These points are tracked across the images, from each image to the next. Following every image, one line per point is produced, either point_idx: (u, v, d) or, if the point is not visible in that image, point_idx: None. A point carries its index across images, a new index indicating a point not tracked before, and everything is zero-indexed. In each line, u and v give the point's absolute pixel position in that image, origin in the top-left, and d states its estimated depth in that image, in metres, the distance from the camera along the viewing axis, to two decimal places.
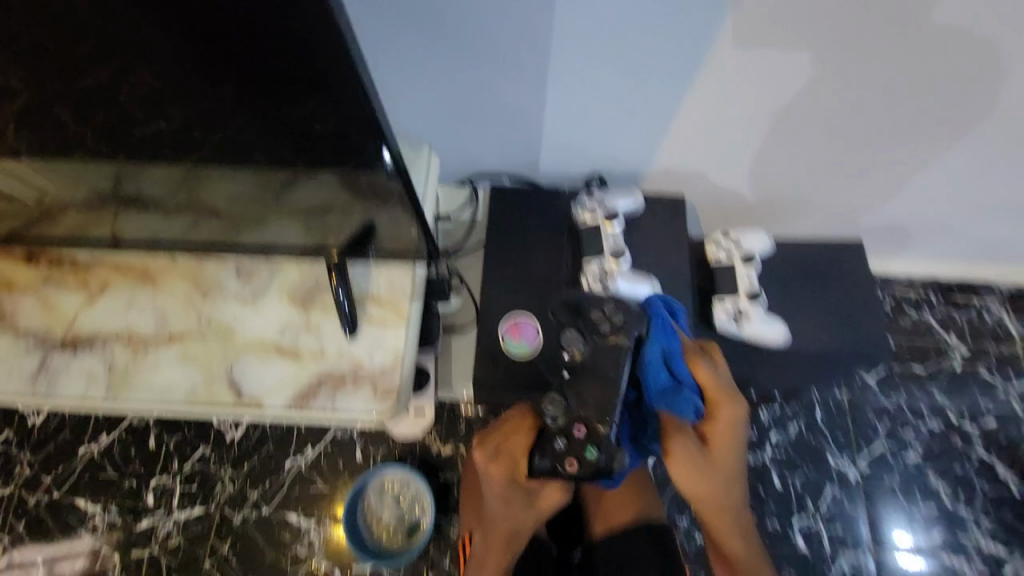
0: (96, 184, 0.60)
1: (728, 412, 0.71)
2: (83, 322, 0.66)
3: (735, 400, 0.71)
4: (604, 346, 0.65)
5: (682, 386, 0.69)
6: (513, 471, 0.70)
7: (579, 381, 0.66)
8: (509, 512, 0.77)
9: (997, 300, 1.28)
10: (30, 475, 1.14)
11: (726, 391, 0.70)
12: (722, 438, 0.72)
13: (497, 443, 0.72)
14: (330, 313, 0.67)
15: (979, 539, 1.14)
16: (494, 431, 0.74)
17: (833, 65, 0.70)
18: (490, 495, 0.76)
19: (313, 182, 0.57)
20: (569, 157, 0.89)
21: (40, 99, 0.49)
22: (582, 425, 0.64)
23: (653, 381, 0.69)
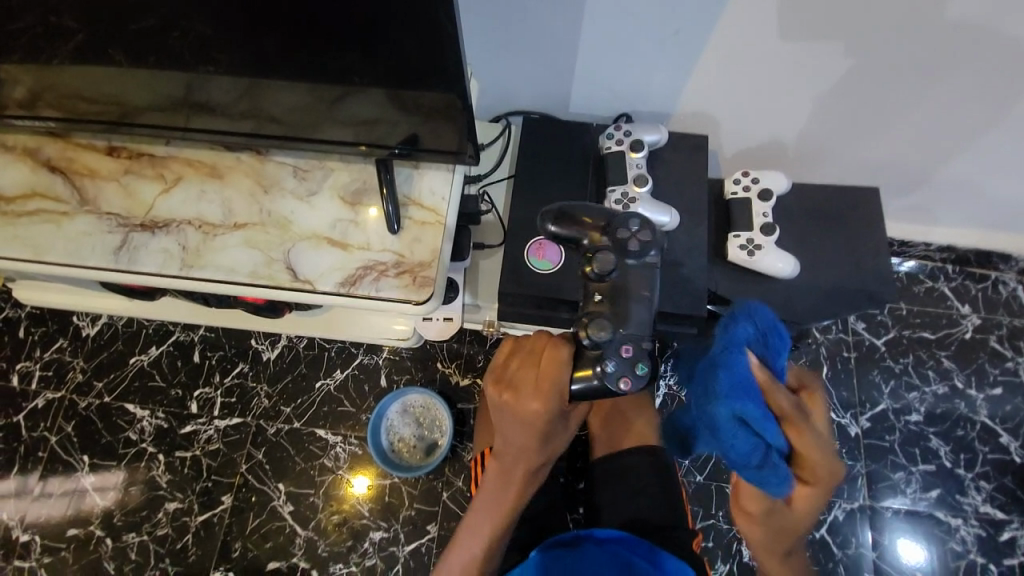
0: (172, 89, 0.68)
1: (833, 470, 0.58)
2: (160, 208, 0.76)
3: (828, 442, 0.60)
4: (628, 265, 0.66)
5: (780, 444, 0.55)
6: (548, 404, 0.65)
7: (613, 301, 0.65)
8: (535, 446, 0.71)
9: (1015, 274, 1.28)
10: (85, 380, 1.25)
11: (829, 448, 0.57)
12: (809, 506, 0.61)
13: (526, 375, 0.67)
14: (376, 213, 0.75)
15: (977, 501, 1.16)
16: (520, 359, 0.68)
17: (850, 18, 0.72)
18: (514, 424, 0.69)
19: (363, 95, 0.64)
20: (597, 98, 0.94)
21: (133, 1, 0.55)
22: (630, 344, 0.62)
23: (749, 443, 0.54)
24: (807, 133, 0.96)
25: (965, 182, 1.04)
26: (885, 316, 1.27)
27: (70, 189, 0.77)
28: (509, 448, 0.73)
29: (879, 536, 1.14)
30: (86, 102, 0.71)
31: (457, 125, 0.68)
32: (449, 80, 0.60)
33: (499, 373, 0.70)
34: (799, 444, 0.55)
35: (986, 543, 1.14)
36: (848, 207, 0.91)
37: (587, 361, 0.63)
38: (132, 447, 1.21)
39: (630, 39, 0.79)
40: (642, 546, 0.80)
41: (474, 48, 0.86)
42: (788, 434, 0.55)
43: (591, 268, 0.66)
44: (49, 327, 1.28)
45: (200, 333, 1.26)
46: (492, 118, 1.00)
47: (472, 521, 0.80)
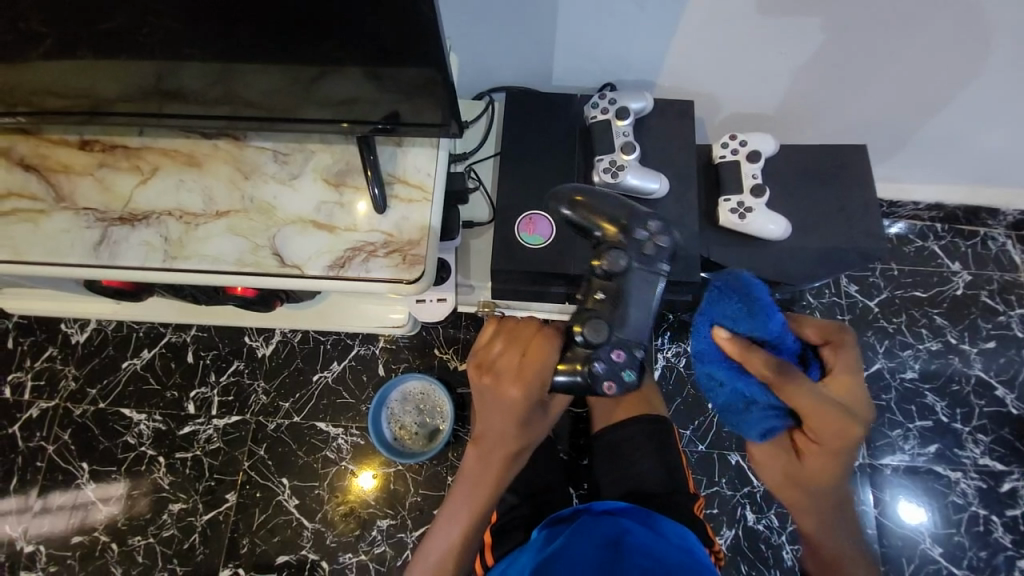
0: (142, 78, 0.66)
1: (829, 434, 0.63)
2: (139, 200, 0.74)
3: (837, 409, 0.62)
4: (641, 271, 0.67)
5: (756, 405, 0.67)
6: (527, 390, 0.64)
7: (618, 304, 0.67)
8: (513, 435, 0.70)
9: (1004, 229, 1.29)
10: (78, 387, 1.23)
11: (834, 412, 0.61)
12: (823, 463, 0.66)
13: (508, 361, 0.66)
14: (361, 193, 0.74)
15: (976, 454, 1.18)
16: (501, 347, 0.67)
17: None
18: (486, 405, 0.69)
19: (341, 73, 0.63)
20: (580, 69, 0.92)
21: None
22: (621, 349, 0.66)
23: (735, 395, 0.68)
24: (793, 94, 0.95)
25: (953, 137, 1.03)
26: (878, 277, 1.28)
27: (44, 187, 0.75)
28: (487, 436, 0.71)
29: (880, 493, 1.15)
30: (53, 95, 0.69)
31: (439, 100, 0.66)
32: (425, 52, 0.58)
33: (481, 358, 0.70)
34: (794, 404, 0.63)
35: (987, 494, 1.16)
36: (837, 166, 0.91)
37: (577, 358, 0.65)
38: (132, 451, 1.20)
39: (609, 6, 0.77)
40: (640, 511, 0.82)
41: (451, 23, 0.83)
42: (781, 398, 0.64)
43: (602, 265, 0.68)
44: (37, 337, 1.26)
45: (192, 333, 1.24)
46: (474, 95, 0.99)
47: (449, 510, 0.77)
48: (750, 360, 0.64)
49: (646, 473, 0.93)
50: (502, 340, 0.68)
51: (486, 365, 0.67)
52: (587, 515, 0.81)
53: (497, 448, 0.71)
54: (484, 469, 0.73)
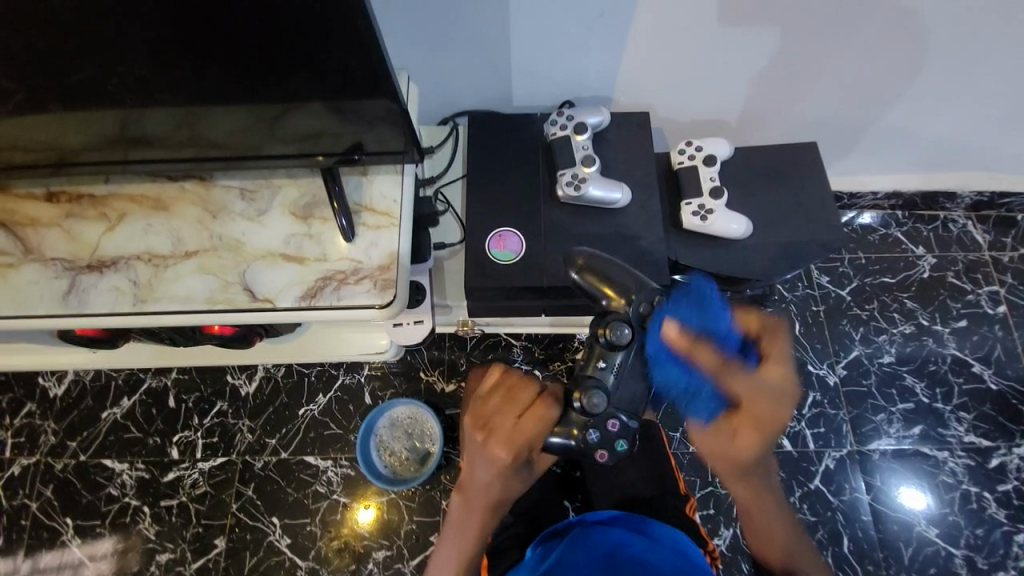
0: (105, 127, 0.67)
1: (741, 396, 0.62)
2: (107, 247, 0.75)
3: (775, 391, 0.62)
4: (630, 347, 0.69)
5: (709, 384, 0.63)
6: (516, 450, 0.65)
7: (616, 372, 0.69)
8: (500, 493, 0.69)
9: (962, 211, 1.34)
10: (58, 441, 1.20)
11: (769, 396, 0.62)
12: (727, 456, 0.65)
13: (502, 420, 0.65)
14: (329, 224, 0.75)
15: (961, 432, 1.20)
16: (494, 402, 0.67)
17: None
18: (475, 462, 0.68)
19: (302, 109, 0.65)
20: (539, 90, 0.95)
21: (50, 39, 0.55)
22: (615, 418, 0.68)
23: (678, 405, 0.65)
24: (744, 100, 0.99)
25: (901, 129, 1.08)
26: (847, 267, 1.31)
27: (12, 240, 0.75)
28: (470, 489, 0.70)
29: (872, 479, 1.17)
30: (17, 150, 0.70)
31: (400, 129, 0.68)
32: (381, 83, 0.61)
33: (475, 412, 0.68)
34: (734, 390, 0.62)
35: (976, 470, 1.18)
36: (791, 164, 0.95)
37: (574, 423, 0.67)
38: (115, 503, 1.16)
39: (559, 28, 0.81)
40: (629, 519, 0.82)
41: (410, 54, 0.86)
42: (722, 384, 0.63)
43: (608, 338, 0.68)
44: (14, 393, 1.23)
45: (172, 377, 1.23)
46: (439, 121, 1.01)
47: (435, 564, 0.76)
48: (705, 352, 0.63)
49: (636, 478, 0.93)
50: (497, 395, 0.68)
51: (479, 419, 0.67)
52: (581, 526, 0.81)
53: (482, 503, 0.70)
54: (467, 522, 0.72)
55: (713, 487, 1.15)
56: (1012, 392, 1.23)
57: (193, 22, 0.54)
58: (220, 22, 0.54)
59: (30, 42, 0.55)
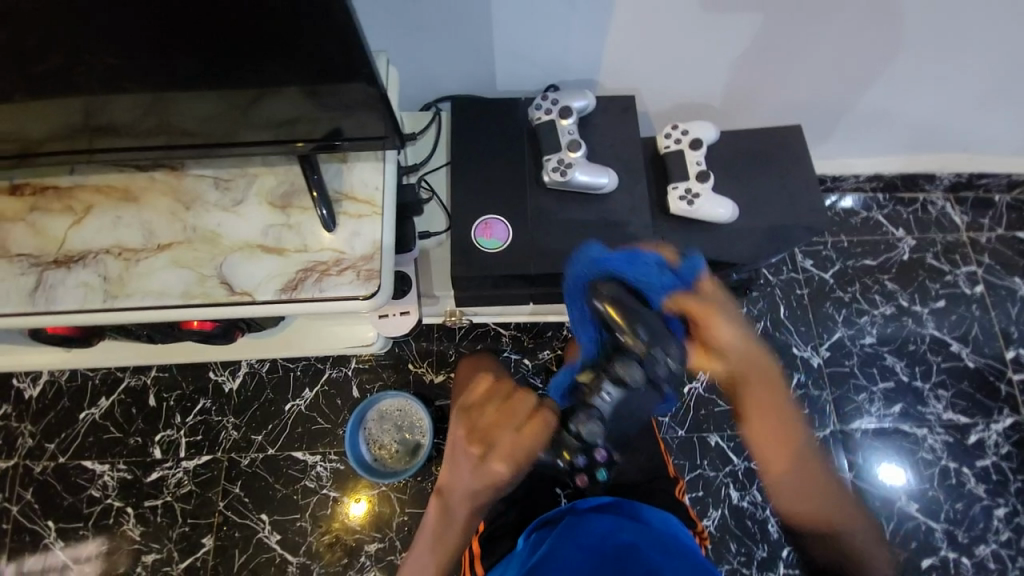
0: (66, 115, 0.63)
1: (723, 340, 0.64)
2: (74, 241, 0.71)
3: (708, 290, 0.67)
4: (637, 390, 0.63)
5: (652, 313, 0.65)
6: (512, 467, 0.61)
7: (614, 405, 0.64)
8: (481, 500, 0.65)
9: (941, 193, 1.36)
10: (34, 444, 1.16)
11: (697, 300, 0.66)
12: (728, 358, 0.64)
13: (501, 435, 0.61)
14: (309, 213, 0.73)
15: (939, 409, 1.24)
16: (485, 420, 0.62)
17: None
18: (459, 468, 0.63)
19: (276, 95, 0.62)
20: (523, 74, 0.93)
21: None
22: (605, 448, 0.65)
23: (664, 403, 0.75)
24: (730, 83, 0.98)
25: (883, 111, 1.09)
26: (830, 250, 1.33)
27: None
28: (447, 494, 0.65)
29: (855, 457, 1.20)
30: None
31: (379, 114, 0.66)
32: (358, 67, 0.58)
33: (472, 420, 0.63)
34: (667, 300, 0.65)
35: (953, 446, 1.21)
36: (776, 147, 0.95)
37: (564, 447, 0.63)
38: (97, 505, 1.13)
39: (542, 9, 0.79)
40: (619, 505, 0.83)
41: (389, 36, 0.83)
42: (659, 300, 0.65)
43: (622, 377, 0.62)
44: None
45: (152, 375, 1.19)
46: (420, 107, 0.98)
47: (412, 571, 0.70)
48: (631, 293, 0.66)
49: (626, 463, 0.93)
50: (490, 412, 0.63)
51: (468, 433, 0.62)
52: (572, 513, 0.81)
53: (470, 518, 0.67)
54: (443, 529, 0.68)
55: (701, 470, 1.17)
56: (988, 369, 1.27)
57: (153, 1, 0.51)
58: (183, 2, 0.51)
59: None
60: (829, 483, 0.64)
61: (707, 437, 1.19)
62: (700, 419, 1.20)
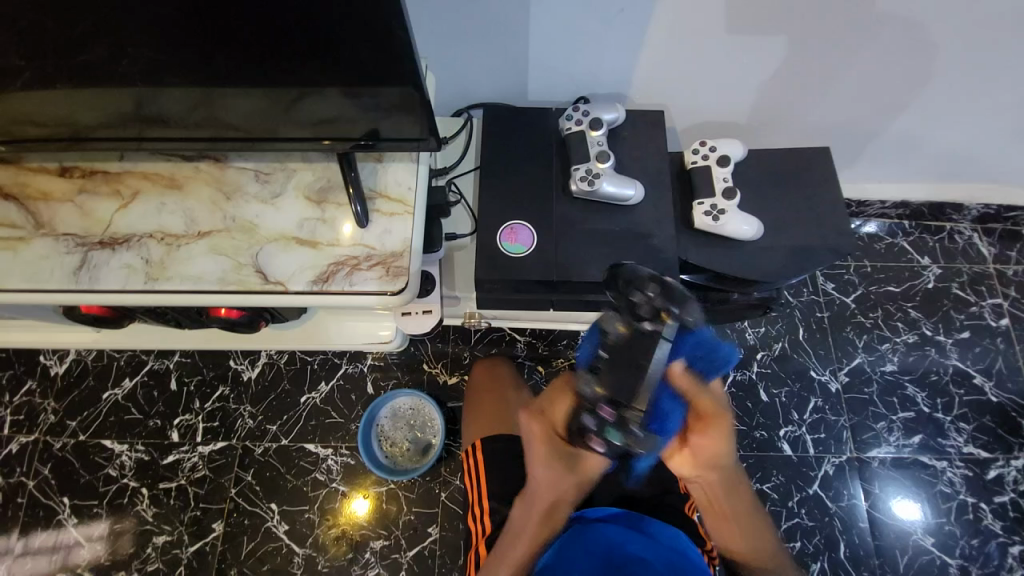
0: (122, 104, 0.67)
1: (701, 440, 0.70)
2: (119, 224, 0.74)
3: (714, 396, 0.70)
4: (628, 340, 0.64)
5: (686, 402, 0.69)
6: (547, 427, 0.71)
7: (613, 360, 0.64)
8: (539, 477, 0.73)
9: (969, 223, 1.34)
10: (58, 421, 1.20)
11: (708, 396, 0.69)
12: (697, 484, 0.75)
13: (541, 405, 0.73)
14: (343, 209, 0.75)
15: (960, 443, 1.21)
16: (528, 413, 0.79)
17: None
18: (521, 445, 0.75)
19: (321, 94, 0.64)
20: (554, 85, 0.95)
21: (69, 12, 0.55)
22: (610, 404, 0.63)
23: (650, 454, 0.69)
24: (759, 103, 0.99)
25: (911, 138, 1.09)
26: (852, 275, 1.32)
27: (23, 214, 0.75)
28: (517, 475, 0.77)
29: (870, 486, 1.17)
30: (33, 125, 0.70)
31: (417, 117, 0.68)
32: (401, 71, 0.61)
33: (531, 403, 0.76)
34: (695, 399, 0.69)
35: (973, 481, 1.18)
36: (803, 168, 0.96)
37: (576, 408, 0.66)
38: (114, 484, 1.16)
39: (578, 23, 0.81)
40: (624, 513, 0.82)
41: (427, 43, 0.86)
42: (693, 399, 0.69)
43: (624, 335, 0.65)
44: (15, 370, 1.23)
45: (175, 360, 1.23)
46: (452, 113, 1.01)
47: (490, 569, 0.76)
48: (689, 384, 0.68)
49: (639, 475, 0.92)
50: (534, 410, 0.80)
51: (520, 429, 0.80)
52: (581, 522, 0.80)
53: (535, 500, 0.74)
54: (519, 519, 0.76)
55: None
56: (1013, 405, 1.24)
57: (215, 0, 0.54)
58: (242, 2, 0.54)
59: (51, 16, 0.55)
60: (769, 542, 0.76)
61: None
62: None
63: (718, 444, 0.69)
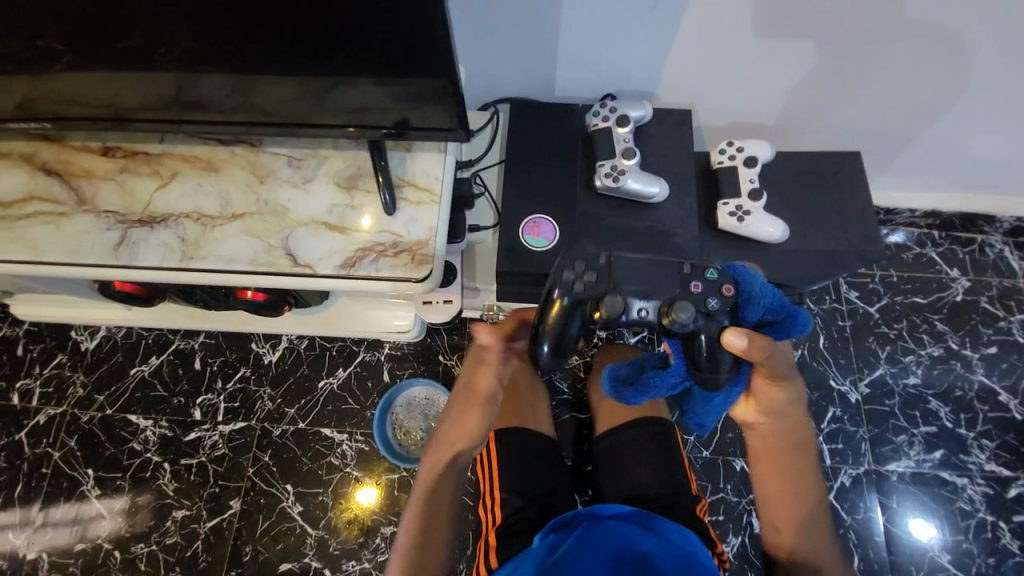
0: (164, 88, 0.69)
1: (768, 391, 0.77)
2: (157, 203, 0.77)
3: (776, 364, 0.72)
4: (676, 274, 0.69)
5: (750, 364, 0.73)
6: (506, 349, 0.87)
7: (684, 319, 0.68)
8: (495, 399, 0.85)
9: (1001, 236, 1.30)
10: (86, 394, 1.24)
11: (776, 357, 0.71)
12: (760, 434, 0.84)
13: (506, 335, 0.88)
14: (372, 196, 0.77)
15: (982, 460, 1.17)
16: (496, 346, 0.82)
17: None
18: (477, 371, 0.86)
19: (354, 83, 0.66)
20: (582, 81, 0.95)
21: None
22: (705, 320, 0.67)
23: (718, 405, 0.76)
24: (789, 105, 0.98)
25: (945, 146, 1.06)
26: (877, 284, 1.29)
27: (67, 191, 0.78)
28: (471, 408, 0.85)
29: (887, 500, 1.15)
30: (80, 105, 0.73)
31: (447, 108, 0.69)
32: (433, 61, 0.62)
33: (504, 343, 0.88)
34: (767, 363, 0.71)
35: (994, 500, 1.15)
36: (831, 173, 0.95)
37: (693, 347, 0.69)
38: (137, 457, 1.20)
39: (608, 19, 0.81)
40: (635, 512, 0.82)
41: (458, 36, 0.87)
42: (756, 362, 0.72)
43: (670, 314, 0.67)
44: (47, 344, 1.28)
45: (200, 340, 1.26)
46: (479, 106, 1.02)
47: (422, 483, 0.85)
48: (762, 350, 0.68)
49: (654, 474, 0.91)
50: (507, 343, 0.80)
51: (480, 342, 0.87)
52: (591, 519, 0.81)
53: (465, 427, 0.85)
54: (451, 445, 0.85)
55: (723, 494, 1.14)
56: None
57: None
58: None
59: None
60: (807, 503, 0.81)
61: (733, 461, 1.16)
62: (727, 441, 1.17)
63: (784, 396, 0.77)
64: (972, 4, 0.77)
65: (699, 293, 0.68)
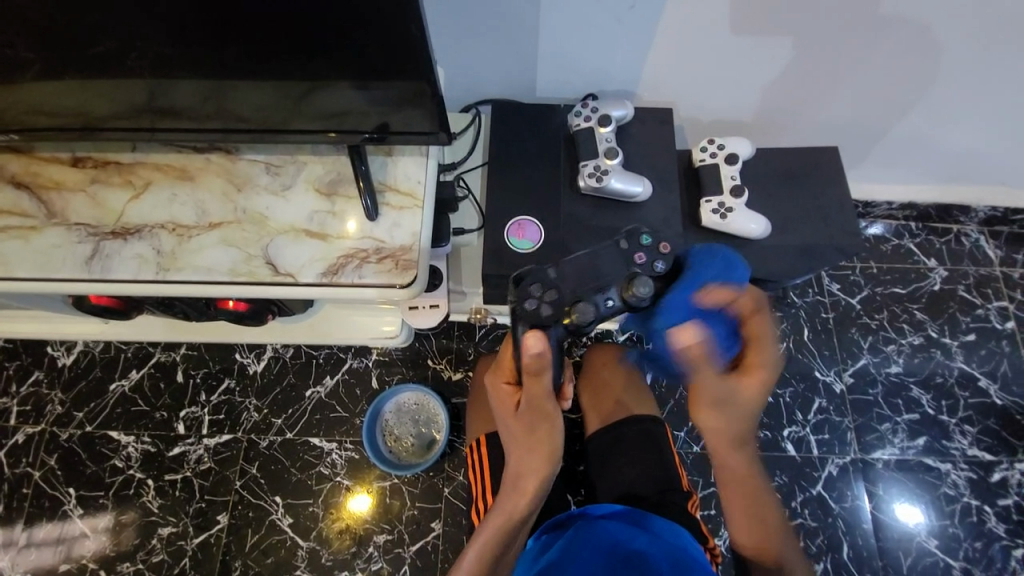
0: (135, 96, 0.67)
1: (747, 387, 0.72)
2: (131, 214, 0.75)
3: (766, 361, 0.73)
4: (616, 252, 0.73)
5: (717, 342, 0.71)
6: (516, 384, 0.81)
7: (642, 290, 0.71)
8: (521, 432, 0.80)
9: (975, 225, 1.34)
10: (64, 411, 1.20)
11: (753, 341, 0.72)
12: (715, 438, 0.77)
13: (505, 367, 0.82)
14: (353, 202, 0.76)
15: (964, 445, 1.20)
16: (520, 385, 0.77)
17: None
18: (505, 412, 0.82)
19: (332, 88, 0.65)
20: (563, 81, 0.95)
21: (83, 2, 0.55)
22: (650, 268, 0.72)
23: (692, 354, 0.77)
24: (767, 102, 0.99)
25: (920, 140, 1.08)
26: (858, 276, 1.31)
27: (36, 203, 0.76)
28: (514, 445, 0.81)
29: (874, 488, 1.17)
30: (47, 115, 0.71)
31: (427, 112, 0.68)
32: (412, 64, 0.61)
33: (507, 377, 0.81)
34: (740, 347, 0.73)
35: (977, 484, 1.18)
36: (811, 168, 0.96)
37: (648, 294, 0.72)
38: (120, 474, 1.17)
39: (587, 19, 0.81)
40: (628, 511, 0.82)
41: (436, 38, 0.86)
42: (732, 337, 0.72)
43: (628, 290, 0.70)
44: (22, 361, 1.24)
45: (182, 352, 1.23)
46: (461, 108, 1.01)
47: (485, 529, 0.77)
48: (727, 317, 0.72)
49: (646, 471, 0.91)
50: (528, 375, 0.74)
51: (512, 388, 0.81)
52: (583, 519, 0.81)
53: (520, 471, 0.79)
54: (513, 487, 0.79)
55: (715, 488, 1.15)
56: (1018, 408, 1.23)
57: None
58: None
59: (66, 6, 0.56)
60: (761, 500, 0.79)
61: None
62: None
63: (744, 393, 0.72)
64: (940, 1, 0.78)
65: (644, 262, 0.72)
